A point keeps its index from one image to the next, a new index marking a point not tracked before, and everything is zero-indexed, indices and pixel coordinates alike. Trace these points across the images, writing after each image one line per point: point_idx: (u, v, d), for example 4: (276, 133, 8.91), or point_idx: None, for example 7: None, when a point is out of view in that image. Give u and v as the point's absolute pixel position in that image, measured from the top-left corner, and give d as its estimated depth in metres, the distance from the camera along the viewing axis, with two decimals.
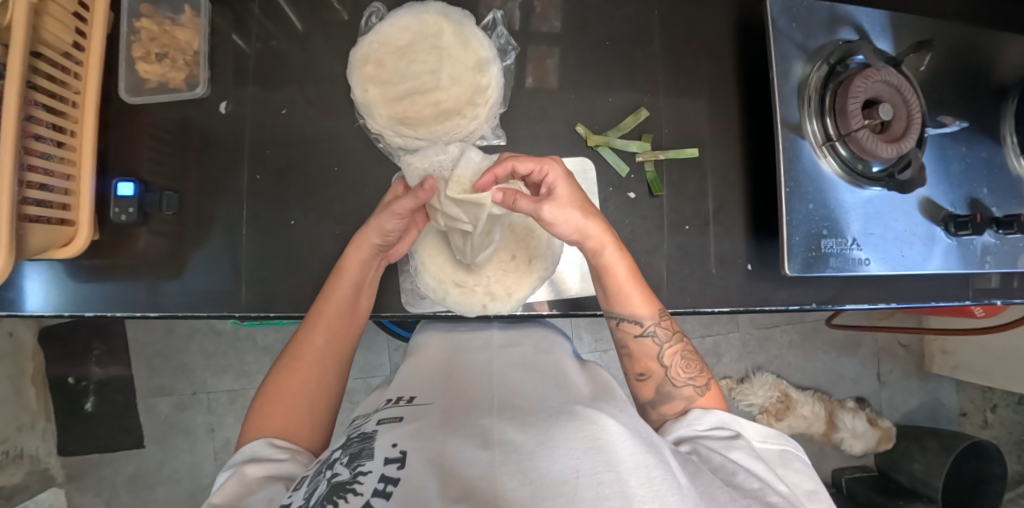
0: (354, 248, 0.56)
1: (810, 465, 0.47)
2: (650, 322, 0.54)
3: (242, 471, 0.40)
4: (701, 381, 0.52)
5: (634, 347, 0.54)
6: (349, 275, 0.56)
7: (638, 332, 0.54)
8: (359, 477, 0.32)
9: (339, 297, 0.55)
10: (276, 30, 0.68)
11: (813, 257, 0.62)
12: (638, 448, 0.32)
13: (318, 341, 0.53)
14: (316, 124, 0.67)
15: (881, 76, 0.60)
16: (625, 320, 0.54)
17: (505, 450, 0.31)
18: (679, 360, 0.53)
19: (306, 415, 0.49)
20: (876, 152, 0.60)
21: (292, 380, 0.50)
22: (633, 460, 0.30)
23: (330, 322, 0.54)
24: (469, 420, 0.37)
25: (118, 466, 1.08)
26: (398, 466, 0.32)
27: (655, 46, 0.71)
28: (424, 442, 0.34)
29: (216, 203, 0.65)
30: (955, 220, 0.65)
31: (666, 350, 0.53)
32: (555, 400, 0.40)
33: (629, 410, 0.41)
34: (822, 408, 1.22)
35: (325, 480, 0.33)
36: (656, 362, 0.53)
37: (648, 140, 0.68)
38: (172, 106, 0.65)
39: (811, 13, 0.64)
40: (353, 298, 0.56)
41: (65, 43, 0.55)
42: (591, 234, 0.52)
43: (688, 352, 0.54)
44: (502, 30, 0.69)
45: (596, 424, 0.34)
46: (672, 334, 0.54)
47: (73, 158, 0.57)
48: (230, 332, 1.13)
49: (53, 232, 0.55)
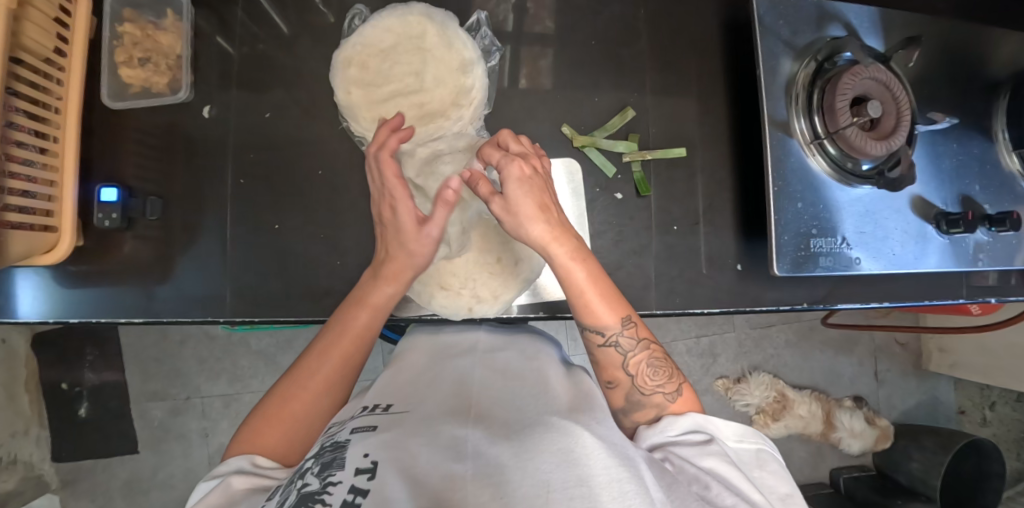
0: (388, 282, 0.54)
1: (786, 465, 0.47)
2: (613, 332, 0.50)
3: (230, 481, 0.40)
4: (671, 387, 0.50)
5: (599, 355, 0.52)
6: (371, 305, 0.54)
7: (602, 342, 0.51)
8: (328, 487, 0.31)
9: (359, 328, 0.53)
10: (260, 33, 0.67)
11: (802, 256, 0.61)
12: (612, 461, 0.31)
13: (327, 370, 0.50)
14: (301, 127, 0.66)
15: (870, 73, 0.60)
16: (589, 330, 0.51)
17: (478, 462, 0.31)
18: (646, 368, 0.50)
19: (302, 439, 0.47)
20: (866, 149, 0.59)
21: (294, 402, 0.48)
22: (606, 475, 0.29)
23: (345, 348, 0.52)
24: (445, 430, 0.36)
25: (112, 472, 1.08)
26: (369, 476, 0.31)
27: (642, 45, 0.70)
28: (398, 452, 0.33)
29: (202, 208, 0.64)
30: (946, 217, 0.64)
31: (630, 359, 0.50)
32: (533, 411, 0.40)
33: (608, 422, 0.40)
34: (820, 407, 1.21)
35: (296, 490, 0.33)
36: (622, 371, 0.50)
37: (635, 140, 0.68)
38: (156, 110, 0.65)
39: (798, 10, 0.63)
40: (374, 329, 0.54)
41: (47, 48, 0.55)
42: (536, 238, 0.49)
43: (659, 358, 0.51)
44: (486, 31, 0.68)
45: (571, 436, 0.33)
46: (637, 343, 0.51)
47: (56, 165, 0.57)
48: (223, 336, 1.12)
49: (37, 239, 0.55)
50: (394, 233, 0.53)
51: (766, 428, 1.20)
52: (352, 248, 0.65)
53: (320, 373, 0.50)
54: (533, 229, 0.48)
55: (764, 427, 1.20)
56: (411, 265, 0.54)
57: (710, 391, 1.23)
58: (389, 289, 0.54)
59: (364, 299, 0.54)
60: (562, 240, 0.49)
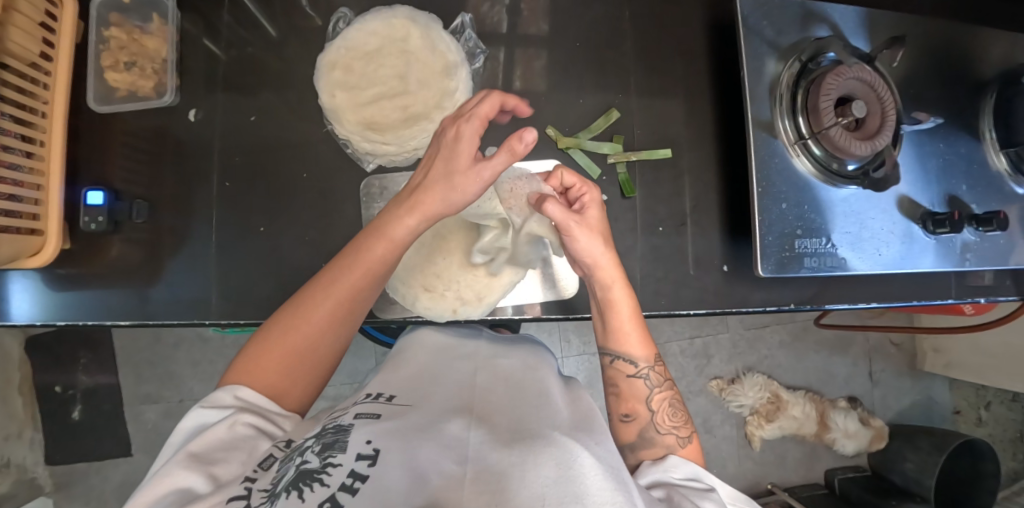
0: (411, 213, 0.49)
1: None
2: (644, 364, 0.55)
3: (234, 416, 0.43)
4: (685, 431, 0.52)
5: (624, 386, 0.55)
6: (373, 261, 0.49)
7: (631, 372, 0.55)
8: (328, 467, 0.33)
9: (372, 263, 0.49)
10: (246, 37, 0.68)
11: (787, 257, 0.61)
12: (609, 484, 0.31)
13: (333, 311, 0.49)
14: (288, 130, 0.67)
15: (853, 73, 0.60)
16: (619, 358, 0.55)
17: (474, 467, 0.31)
18: (666, 407, 0.53)
19: (296, 375, 0.49)
20: (850, 150, 0.59)
21: (293, 339, 0.48)
22: (601, 496, 0.29)
23: (342, 296, 0.50)
24: (445, 427, 0.37)
25: (106, 474, 1.08)
26: (369, 463, 0.32)
27: (628, 47, 0.70)
28: (399, 442, 0.34)
29: (189, 211, 0.64)
30: (932, 217, 0.64)
31: (655, 394, 0.54)
32: (534, 422, 0.39)
33: (607, 441, 0.39)
34: (814, 408, 1.21)
35: (295, 466, 0.34)
36: (642, 405, 0.53)
37: (620, 142, 0.68)
38: (143, 114, 0.65)
39: (781, 10, 0.63)
40: (391, 262, 0.51)
41: (32, 53, 0.55)
42: (601, 264, 0.54)
43: (677, 401, 0.54)
44: (471, 33, 0.68)
45: (569, 451, 0.33)
46: (663, 381, 0.55)
47: (42, 168, 0.58)
48: (216, 339, 1.12)
49: (24, 242, 0.55)
50: (442, 168, 0.48)
51: (759, 430, 1.20)
52: (338, 250, 0.65)
53: (311, 325, 0.49)
54: (603, 254, 0.53)
55: (758, 427, 1.20)
56: (438, 208, 0.49)
57: (703, 392, 1.23)
58: (411, 223, 0.49)
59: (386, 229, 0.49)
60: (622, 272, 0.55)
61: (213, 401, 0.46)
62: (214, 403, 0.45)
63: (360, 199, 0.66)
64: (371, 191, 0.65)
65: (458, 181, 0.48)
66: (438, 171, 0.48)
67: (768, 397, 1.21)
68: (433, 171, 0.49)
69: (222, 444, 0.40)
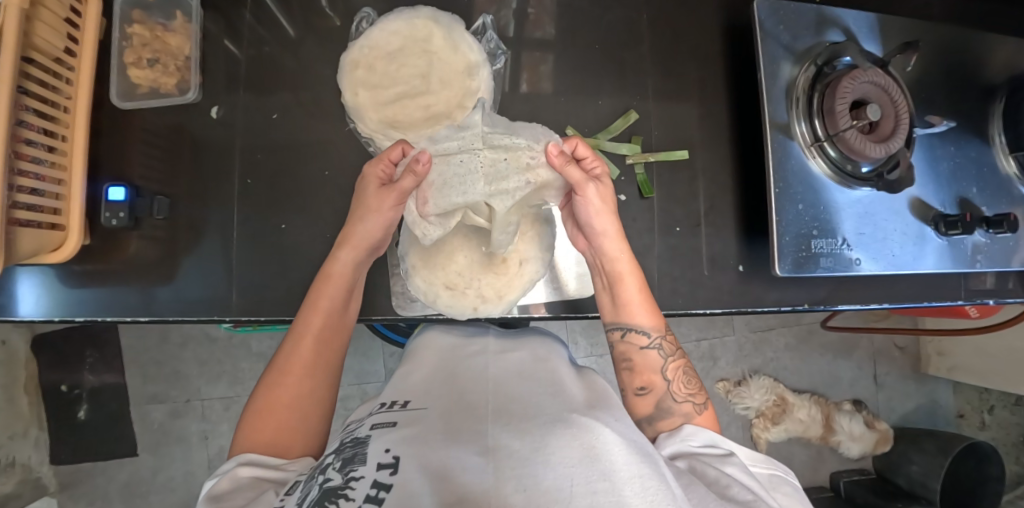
0: (343, 249, 0.56)
1: (801, 489, 0.47)
2: (656, 334, 0.56)
3: (235, 471, 0.42)
4: (700, 398, 0.54)
5: (638, 359, 0.56)
6: (324, 299, 0.54)
7: (644, 344, 0.56)
8: (351, 482, 0.31)
9: (327, 301, 0.55)
10: (266, 36, 0.68)
11: (803, 257, 0.62)
12: (632, 459, 0.32)
13: (305, 353, 0.52)
14: (309, 129, 0.67)
15: (868, 77, 0.61)
16: (631, 329, 0.56)
17: (498, 457, 0.31)
18: (681, 375, 0.55)
19: (298, 427, 0.50)
20: (865, 152, 0.60)
21: (279, 392, 0.50)
22: (628, 471, 0.30)
23: (317, 331, 0.54)
24: (464, 427, 0.37)
25: (111, 475, 1.07)
26: (391, 471, 0.31)
27: (644, 49, 0.71)
28: (419, 447, 0.34)
29: (207, 208, 0.65)
30: (945, 219, 0.65)
31: (669, 363, 0.55)
32: (551, 408, 0.40)
33: (625, 419, 0.40)
34: (819, 411, 1.22)
35: (318, 486, 0.33)
36: (658, 376, 0.54)
37: (638, 143, 0.69)
38: (162, 111, 0.65)
39: (797, 15, 0.64)
40: (344, 298, 0.56)
41: (57, 48, 0.56)
42: (609, 234, 0.58)
43: (689, 369, 0.56)
44: (492, 35, 0.69)
45: (591, 433, 0.33)
46: (674, 350, 0.56)
47: (65, 163, 0.58)
48: (224, 339, 1.12)
49: (45, 236, 0.55)
50: (360, 209, 0.57)
51: (765, 432, 1.20)
52: None
53: (291, 377, 0.51)
54: (608, 224, 0.58)
55: (763, 430, 1.20)
56: (367, 230, 0.56)
57: (710, 394, 1.23)
58: (346, 257, 0.57)
59: (327, 270, 0.56)
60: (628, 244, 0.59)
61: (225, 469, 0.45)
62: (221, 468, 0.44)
63: None
64: None
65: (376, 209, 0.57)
66: (362, 210, 0.58)
67: (773, 400, 1.21)
68: (356, 211, 0.58)
69: (224, 496, 0.40)
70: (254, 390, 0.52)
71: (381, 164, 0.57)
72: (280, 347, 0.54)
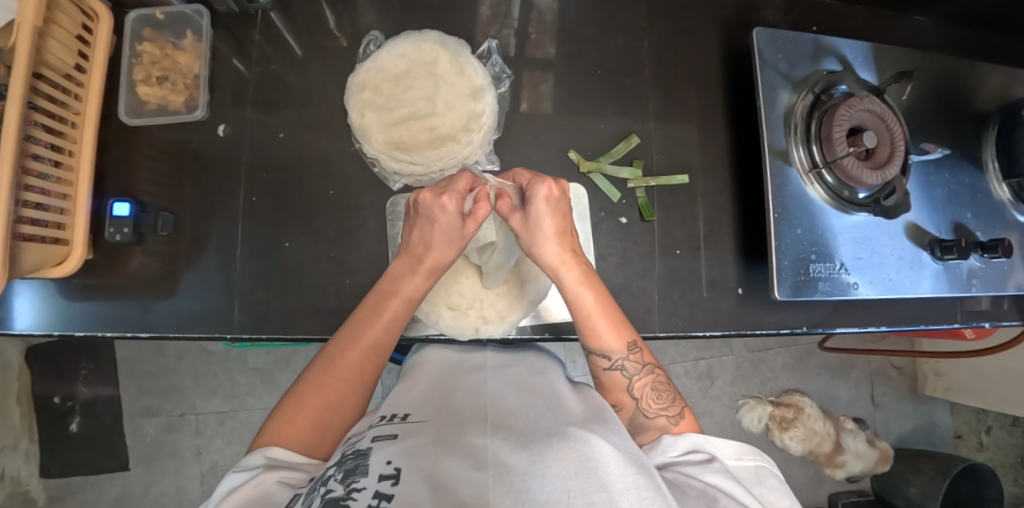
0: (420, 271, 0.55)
1: (785, 480, 0.47)
2: (619, 356, 0.53)
3: (261, 479, 0.40)
4: (674, 410, 0.51)
5: (604, 378, 0.54)
6: (386, 317, 0.53)
7: (608, 365, 0.54)
8: (353, 493, 0.31)
9: (392, 314, 0.53)
10: (274, 56, 0.69)
11: (802, 281, 0.63)
12: (629, 471, 0.32)
13: (359, 359, 0.50)
14: (314, 147, 0.68)
15: (865, 105, 0.62)
16: (594, 353, 0.54)
17: (498, 471, 0.31)
18: (650, 392, 0.52)
19: (332, 430, 0.47)
20: (861, 179, 0.61)
21: (324, 392, 0.48)
22: (624, 482, 0.31)
23: (374, 340, 0.52)
24: (463, 439, 0.37)
25: (101, 489, 1.05)
26: (393, 482, 0.31)
27: (646, 75, 0.73)
28: (420, 460, 0.34)
29: (211, 224, 0.65)
30: (940, 244, 0.66)
31: (635, 382, 0.52)
32: (549, 421, 0.40)
33: (622, 431, 0.41)
34: (832, 428, 1.20)
35: (319, 496, 0.32)
36: (627, 394, 0.53)
37: (639, 166, 0.70)
38: (170, 128, 0.66)
39: (795, 44, 0.66)
40: (406, 315, 0.55)
41: (68, 64, 0.56)
42: (551, 259, 0.55)
43: (661, 384, 0.53)
44: (497, 59, 0.71)
45: (587, 445, 0.34)
46: (641, 367, 0.53)
47: (71, 179, 0.58)
48: (220, 353, 1.11)
49: (48, 251, 0.55)
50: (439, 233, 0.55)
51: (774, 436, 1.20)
52: (360, 267, 0.66)
53: (339, 379, 0.49)
54: (548, 248, 0.55)
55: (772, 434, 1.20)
56: (443, 256, 0.56)
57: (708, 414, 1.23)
58: (421, 283, 0.56)
59: (398, 288, 0.55)
60: (573, 261, 0.56)
61: (243, 463, 0.42)
62: (243, 466, 0.42)
63: (384, 217, 0.67)
64: (397, 209, 0.66)
65: (445, 231, 0.55)
66: (429, 230, 0.55)
67: (785, 403, 1.21)
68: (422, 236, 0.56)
69: (248, 507, 0.37)
70: (293, 382, 0.50)
71: (448, 196, 0.54)
72: (329, 346, 0.52)
